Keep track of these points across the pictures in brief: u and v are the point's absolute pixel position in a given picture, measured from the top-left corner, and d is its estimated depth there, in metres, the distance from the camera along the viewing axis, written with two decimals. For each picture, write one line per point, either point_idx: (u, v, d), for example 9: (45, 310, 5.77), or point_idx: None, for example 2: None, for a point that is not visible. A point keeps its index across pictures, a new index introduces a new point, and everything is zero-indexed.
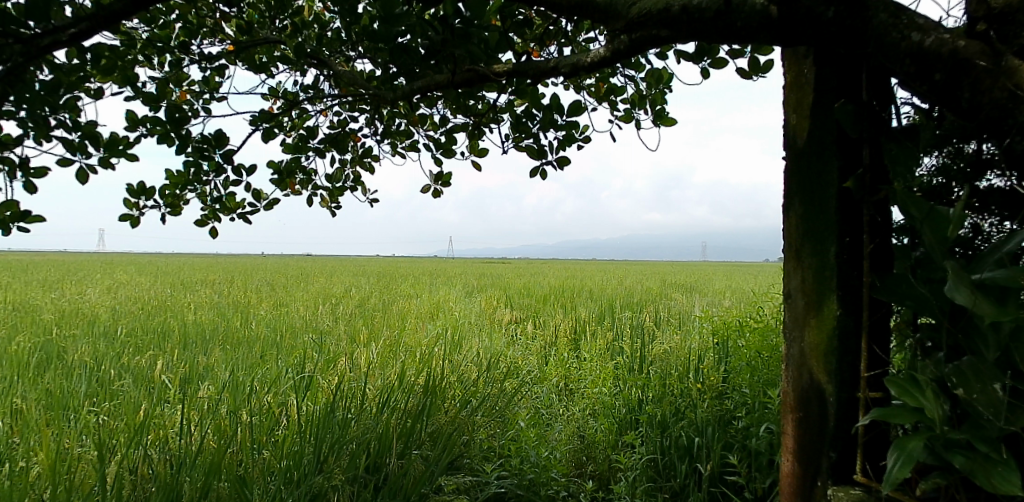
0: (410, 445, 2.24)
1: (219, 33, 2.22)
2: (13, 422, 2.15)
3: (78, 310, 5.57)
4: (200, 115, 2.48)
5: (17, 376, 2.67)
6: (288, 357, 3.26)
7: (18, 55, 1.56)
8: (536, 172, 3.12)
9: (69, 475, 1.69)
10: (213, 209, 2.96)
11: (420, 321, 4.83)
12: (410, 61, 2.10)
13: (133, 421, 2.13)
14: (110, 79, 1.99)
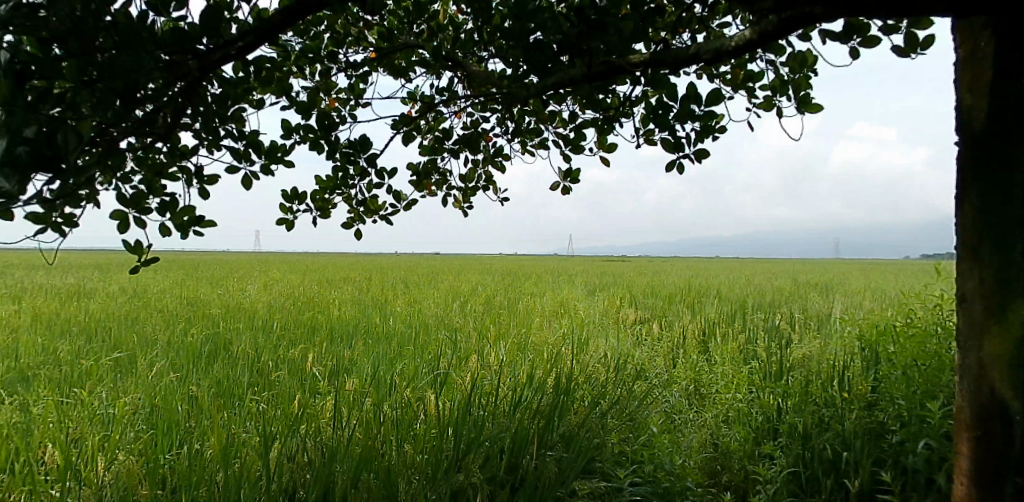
0: (544, 445, 2.23)
1: (362, 41, 2.31)
2: (191, 405, 2.36)
3: (237, 305, 6.10)
4: (346, 121, 2.60)
5: (194, 365, 2.95)
6: (423, 352, 3.38)
7: (195, 71, 1.69)
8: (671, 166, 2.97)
9: (237, 460, 1.82)
10: (358, 211, 3.11)
11: (545, 321, 4.81)
12: (542, 58, 2.08)
13: (289, 411, 2.26)
14: (269, 91, 2.12)
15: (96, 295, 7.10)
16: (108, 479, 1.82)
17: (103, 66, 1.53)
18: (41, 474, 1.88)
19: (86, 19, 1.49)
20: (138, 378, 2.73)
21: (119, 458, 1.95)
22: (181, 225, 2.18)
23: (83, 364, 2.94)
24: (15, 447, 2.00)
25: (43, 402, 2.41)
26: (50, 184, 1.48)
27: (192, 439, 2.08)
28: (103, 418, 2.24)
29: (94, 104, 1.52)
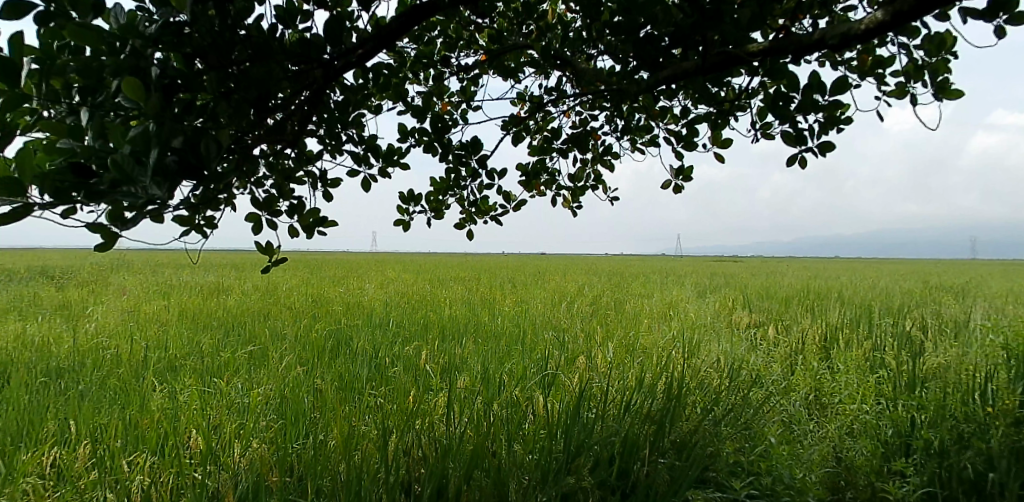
0: (657, 451, 2.19)
1: (473, 44, 2.35)
2: (315, 398, 2.48)
3: (356, 302, 6.38)
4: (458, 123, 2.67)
5: (317, 360, 3.12)
6: (532, 353, 3.39)
7: (319, 79, 1.77)
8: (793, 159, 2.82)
9: (356, 452, 1.89)
10: (469, 212, 3.18)
11: (653, 323, 4.69)
12: (652, 52, 2.09)
13: (403, 407, 2.33)
14: (387, 97, 2.21)
15: (231, 291, 7.66)
16: (242, 465, 1.90)
17: (239, 77, 1.62)
18: (183, 454, 1.97)
19: (223, 32, 1.57)
20: (268, 371, 2.90)
21: (251, 446, 2.03)
22: (308, 226, 2.30)
23: (221, 355, 3.16)
24: (165, 430, 2.13)
25: (188, 389, 2.60)
26: (194, 190, 1.60)
27: (317, 430, 2.18)
28: (239, 406, 2.39)
29: (231, 114, 1.62)
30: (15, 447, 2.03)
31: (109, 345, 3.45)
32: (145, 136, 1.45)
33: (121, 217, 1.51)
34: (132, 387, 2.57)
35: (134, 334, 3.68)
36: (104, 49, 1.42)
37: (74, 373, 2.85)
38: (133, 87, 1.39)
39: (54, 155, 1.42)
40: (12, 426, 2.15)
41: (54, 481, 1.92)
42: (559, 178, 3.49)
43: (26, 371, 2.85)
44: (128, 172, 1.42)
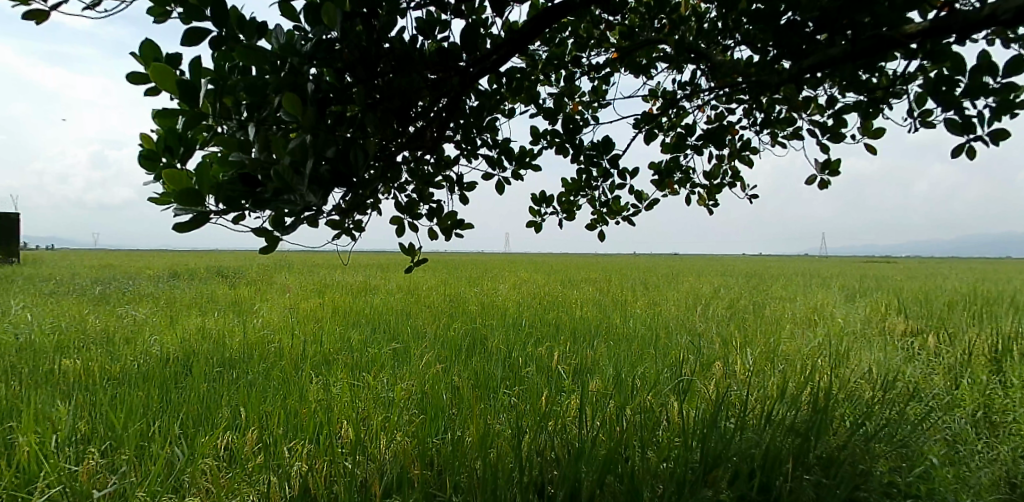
0: (801, 467, 2.09)
1: (604, 43, 2.35)
2: (453, 395, 2.56)
3: (491, 302, 6.52)
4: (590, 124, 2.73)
5: (455, 358, 3.25)
6: (665, 357, 3.32)
7: (456, 85, 1.81)
8: (961, 148, 2.55)
9: (491, 449, 1.94)
10: (601, 212, 3.21)
11: (798, 329, 4.42)
12: (794, 40, 2.02)
13: (537, 408, 2.36)
14: (519, 100, 2.25)
15: (376, 288, 8.13)
16: (387, 456, 1.98)
17: (384, 88, 1.68)
18: (335, 444, 2.09)
19: (370, 46, 1.63)
20: (411, 367, 3.04)
21: (395, 439, 2.12)
22: (446, 229, 2.46)
23: (369, 351, 3.35)
24: (320, 420, 2.28)
25: (340, 382, 2.78)
26: (345, 197, 1.68)
27: (455, 426, 2.25)
28: (384, 400, 2.51)
29: (377, 124, 1.69)
30: (196, 431, 2.22)
31: (273, 339, 3.77)
32: (302, 147, 1.53)
33: (282, 223, 1.60)
34: (293, 378, 2.79)
35: (293, 329, 3.99)
36: (267, 68, 1.51)
37: (245, 363, 3.15)
38: (293, 103, 1.46)
39: (227, 167, 1.51)
40: (194, 411, 2.38)
41: (227, 462, 2.09)
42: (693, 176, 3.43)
43: (206, 360, 3.18)
44: (290, 182, 1.50)
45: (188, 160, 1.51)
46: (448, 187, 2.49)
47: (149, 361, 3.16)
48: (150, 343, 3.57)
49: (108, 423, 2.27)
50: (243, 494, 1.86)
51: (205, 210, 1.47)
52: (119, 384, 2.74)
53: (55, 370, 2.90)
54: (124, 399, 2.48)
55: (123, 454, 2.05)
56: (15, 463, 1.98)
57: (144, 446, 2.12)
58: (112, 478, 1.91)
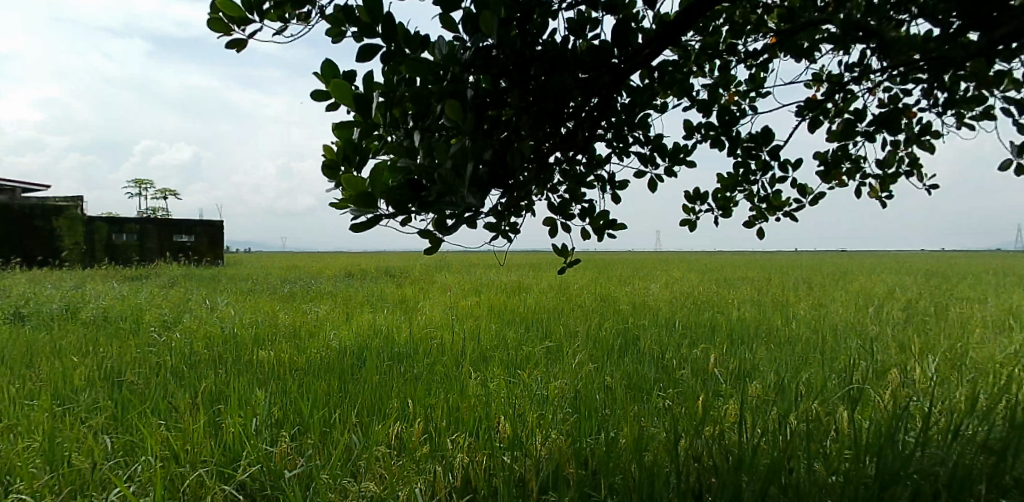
0: (997, 491, 1.89)
1: (762, 28, 2.30)
2: (607, 395, 2.56)
3: (641, 301, 6.40)
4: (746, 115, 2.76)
5: (607, 357, 3.26)
6: (834, 363, 3.12)
7: (607, 83, 1.79)
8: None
9: (647, 451, 1.95)
10: (761, 208, 3.20)
11: (990, 335, 3.93)
12: (984, 8, 1.89)
13: (694, 414, 2.30)
14: (672, 92, 2.23)
15: (528, 288, 8.31)
16: (543, 453, 2.02)
17: (537, 90, 1.70)
18: (494, 438, 2.16)
19: (524, 49, 1.65)
20: (564, 366, 3.07)
21: (550, 436, 2.16)
22: (600, 228, 2.55)
23: (523, 349, 3.44)
24: (479, 414, 2.36)
25: (497, 379, 2.87)
26: (501, 199, 1.71)
27: (610, 428, 2.24)
28: (540, 398, 2.55)
29: (530, 126, 1.71)
30: (370, 420, 2.38)
31: (435, 336, 3.97)
32: (463, 151, 1.58)
33: (443, 225, 1.66)
34: (455, 374, 2.93)
35: (453, 327, 4.18)
36: (432, 78, 1.58)
37: (412, 357, 3.37)
38: (455, 109, 1.51)
39: (396, 172, 1.60)
40: (369, 401, 2.56)
41: (396, 449, 2.21)
42: (864, 166, 3.27)
43: (378, 354, 3.41)
44: (452, 184, 1.55)
45: (363, 168, 1.62)
46: (598, 186, 2.52)
47: (329, 352, 3.44)
48: (330, 336, 3.90)
49: (296, 409, 2.49)
50: (412, 481, 1.96)
51: (377, 213, 1.56)
52: (305, 373, 3.02)
53: (254, 359, 3.25)
54: (309, 388, 2.71)
55: (309, 439, 2.24)
56: (222, 442, 2.22)
57: (326, 432, 2.30)
58: (301, 459, 2.09)
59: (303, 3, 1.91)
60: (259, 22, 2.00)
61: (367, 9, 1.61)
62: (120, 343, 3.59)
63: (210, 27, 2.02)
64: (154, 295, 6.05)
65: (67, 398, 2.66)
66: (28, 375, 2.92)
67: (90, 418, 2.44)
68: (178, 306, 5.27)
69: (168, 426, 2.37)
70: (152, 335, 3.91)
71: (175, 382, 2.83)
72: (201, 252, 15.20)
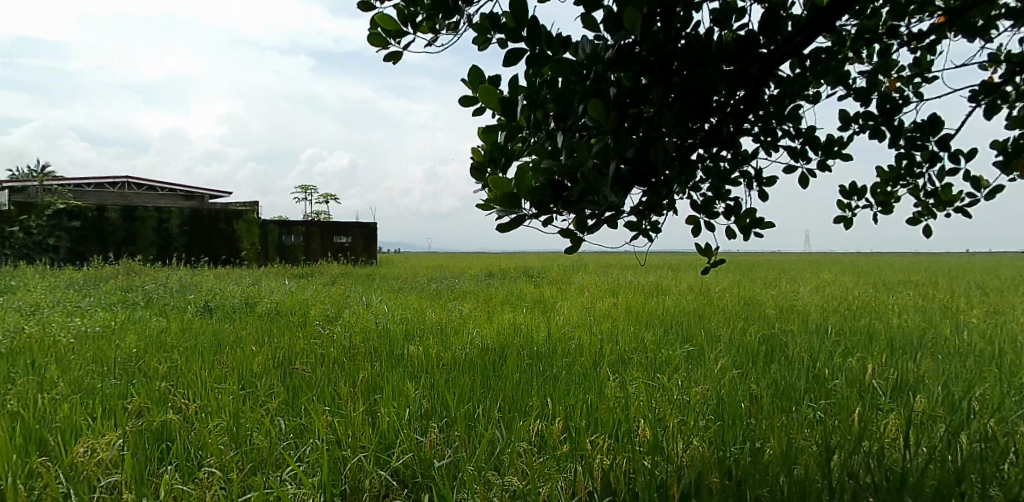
0: None
1: (928, 7, 2.15)
2: (752, 404, 2.46)
3: (788, 306, 6.04)
4: (910, 102, 2.56)
5: (752, 363, 3.14)
6: (1014, 378, 2.80)
7: (755, 74, 1.73)
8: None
9: (796, 465, 1.89)
10: (927, 204, 2.96)
11: None
12: None
13: (850, 429, 2.16)
14: (826, 81, 2.13)
15: (665, 289, 8.10)
16: (684, 460, 1.98)
17: (681, 86, 1.65)
18: (634, 442, 2.13)
19: (667, 44, 1.62)
20: (706, 371, 2.99)
21: (692, 443, 2.10)
22: (746, 227, 2.46)
23: (662, 352, 3.39)
24: (619, 417, 2.35)
25: (637, 381, 2.84)
26: (642, 198, 1.69)
27: (755, 439, 2.15)
28: (682, 403, 2.49)
29: (673, 122, 1.67)
30: (513, 416, 2.43)
31: (573, 336, 4.00)
32: (604, 150, 1.58)
33: (583, 225, 1.66)
34: (593, 375, 2.94)
35: (591, 328, 4.19)
36: (575, 77, 1.59)
37: (550, 357, 3.42)
38: (599, 108, 1.51)
39: (538, 174, 1.61)
40: (511, 398, 2.62)
41: (538, 446, 2.24)
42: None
43: (518, 352, 3.49)
44: (594, 183, 1.54)
45: (507, 169, 1.66)
46: (741, 184, 2.42)
47: (472, 349, 3.57)
48: (474, 333, 4.06)
49: (444, 402, 2.59)
50: (555, 478, 1.96)
51: (521, 213, 1.59)
52: (451, 368, 3.16)
53: (405, 354, 3.45)
54: (455, 383, 2.82)
55: (455, 432, 2.32)
56: (378, 430, 2.34)
57: (472, 425, 2.38)
58: (448, 450, 2.17)
59: (452, 14, 2.03)
60: (413, 34, 2.14)
61: (514, 14, 1.67)
62: (290, 334, 3.96)
63: (371, 41, 2.19)
64: (317, 291, 6.62)
65: (248, 382, 2.96)
66: (215, 361, 3.28)
67: (267, 402, 2.67)
68: (338, 302, 5.73)
69: (332, 413, 2.55)
70: (316, 328, 4.28)
71: (337, 372, 3.07)
72: (357, 253, 15.80)
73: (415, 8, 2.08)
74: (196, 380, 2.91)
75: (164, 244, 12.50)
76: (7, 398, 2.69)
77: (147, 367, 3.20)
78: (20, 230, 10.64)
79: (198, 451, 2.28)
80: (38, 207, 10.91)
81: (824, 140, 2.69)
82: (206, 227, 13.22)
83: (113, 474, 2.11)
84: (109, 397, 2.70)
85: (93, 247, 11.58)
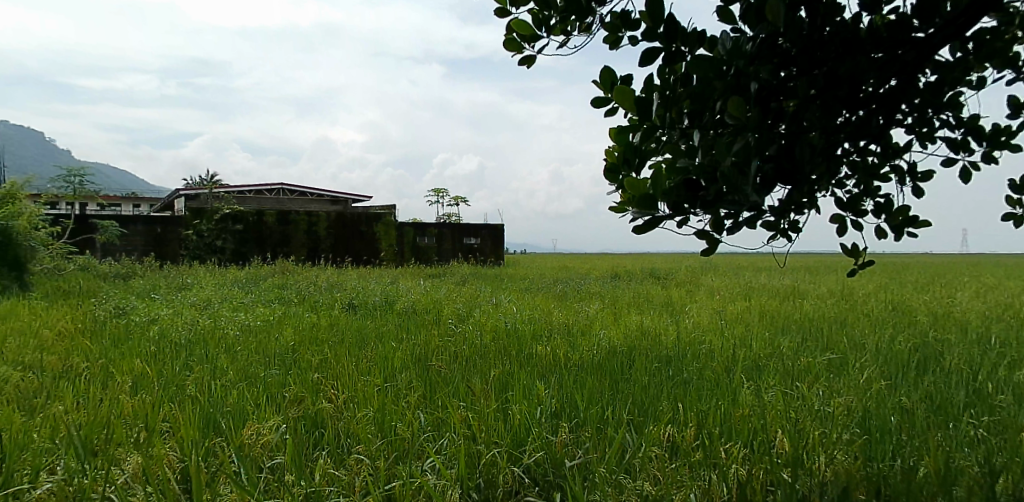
0: None
1: None
2: (904, 419, 2.34)
3: (943, 313, 5.53)
4: None
5: (902, 374, 2.95)
6: None
7: (910, 61, 1.63)
8: None
9: (953, 486, 1.81)
10: None
11: None
12: None
13: (1020, 450, 2.00)
14: (990, 64, 1.96)
15: (802, 293, 7.65)
16: (828, 475, 1.92)
17: (827, 77, 1.62)
18: (772, 453, 2.08)
19: (811, 35, 1.60)
20: (850, 382, 2.85)
21: (836, 457, 2.03)
22: (898, 226, 2.27)
23: (801, 360, 3.26)
24: (755, 425, 2.30)
25: (774, 390, 2.76)
26: (783, 197, 1.69)
27: (907, 456, 2.06)
28: (823, 416, 2.40)
29: (819, 116, 1.64)
30: (644, 420, 2.41)
31: (704, 340, 3.92)
32: (745, 148, 1.59)
33: (719, 225, 1.70)
34: (728, 381, 2.88)
35: (723, 332, 4.08)
36: (715, 74, 1.62)
37: (680, 361, 3.36)
38: (739, 105, 1.53)
39: (674, 174, 1.69)
40: (641, 402, 2.61)
41: (670, 452, 2.21)
42: None
43: (647, 354, 3.47)
44: (735, 183, 1.57)
45: (641, 169, 1.76)
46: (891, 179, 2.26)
47: (600, 351, 3.57)
48: (601, 335, 4.07)
49: (574, 403, 2.63)
50: (688, 485, 1.92)
51: (655, 213, 1.69)
52: (580, 368, 3.20)
53: (534, 354, 3.52)
54: (583, 384, 2.86)
55: (585, 432, 2.32)
56: (510, 428, 2.38)
57: (602, 428, 2.37)
58: (580, 451, 2.17)
59: (585, 16, 2.10)
60: (547, 38, 2.23)
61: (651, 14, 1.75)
62: (427, 332, 4.17)
63: (505, 48, 2.30)
64: (451, 291, 6.92)
65: (389, 375, 3.15)
66: (361, 354, 3.53)
67: (407, 395, 2.81)
68: (470, 302, 5.94)
69: (466, 408, 2.64)
70: (449, 326, 4.47)
71: (471, 369, 3.20)
72: (486, 254, 16.00)
73: (549, 13, 2.17)
74: (344, 372, 3.13)
75: (314, 246, 13.70)
76: (188, 383, 3.02)
77: (301, 358, 3.49)
78: (193, 233, 12.29)
79: (347, 438, 2.42)
80: (207, 212, 12.46)
81: (988, 131, 2.45)
82: (350, 230, 14.14)
83: (275, 455, 2.27)
84: (270, 385, 2.96)
85: (253, 249, 13.06)
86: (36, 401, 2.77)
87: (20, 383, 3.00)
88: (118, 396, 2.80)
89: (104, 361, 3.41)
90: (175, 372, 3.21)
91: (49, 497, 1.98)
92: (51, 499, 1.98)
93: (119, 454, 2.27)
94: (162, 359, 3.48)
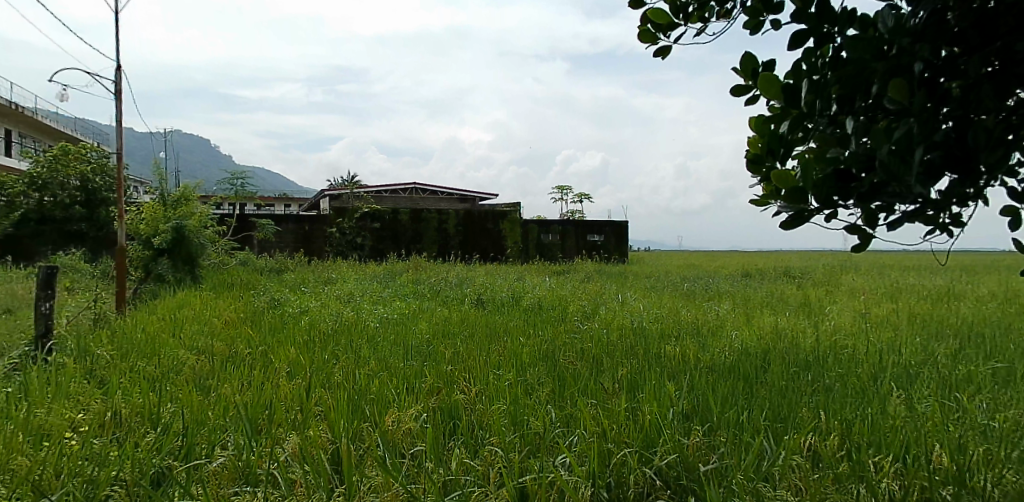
0: None
1: None
2: None
3: None
4: None
5: None
6: None
7: None
8: None
9: None
10: None
11: None
12: None
13: None
14: None
15: (960, 295, 6.95)
16: (996, 496, 1.81)
17: (1004, 53, 1.56)
18: (928, 468, 1.96)
19: (981, 11, 1.57)
20: (1020, 395, 2.61)
21: (1005, 476, 1.90)
22: None
23: (963, 368, 3.01)
24: (907, 438, 2.17)
25: (929, 400, 2.58)
26: (950, 187, 1.63)
27: None
28: (988, 432, 2.23)
29: (992, 96, 1.56)
30: (782, 428, 2.31)
31: (849, 344, 3.70)
32: (909, 135, 1.56)
33: (872, 219, 1.73)
34: (876, 390, 2.71)
35: (870, 336, 3.81)
36: (874, 54, 1.64)
37: (822, 364, 3.19)
38: (900, 87, 1.54)
39: (824, 164, 1.74)
40: (777, 405, 2.51)
41: (812, 461, 2.12)
42: None
43: (783, 358, 3.31)
44: (896, 173, 1.57)
45: (786, 159, 1.84)
46: None
47: (734, 353, 3.45)
48: (734, 335, 3.94)
49: (708, 404, 2.57)
50: (836, 498, 1.83)
51: (805, 206, 1.76)
52: (712, 369, 3.11)
53: (663, 353, 3.47)
54: (717, 385, 2.80)
55: (721, 436, 2.25)
56: (639, 427, 2.35)
57: (738, 434, 2.29)
58: (714, 456, 2.11)
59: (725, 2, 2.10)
60: (684, 26, 2.24)
61: None
62: (553, 328, 4.21)
63: (642, 39, 2.34)
64: (575, 288, 6.93)
65: (521, 368, 3.23)
66: (491, 347, 3.64)
67: (538, 390, 2.86)
68: (594, 299, 5.91)
69: (596, 406, 2.65)
70: (576, 323, 4.48)
71: (599, 367, 3.20)
72: (609, 250, 15.54)
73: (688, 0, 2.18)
74: (476, 365, 3.23)
75: (444, 243, 14.22)
76: (335, 370, 3.22)
77: (436, 350, 3.64)
78: (337, 231, 13.25)
79: (481, 430, 2.49)
80: (349, 211, 13.38)
81: None
82: (478, 227, 14.54)
83: (415, 443, 2.37)
84: (410, 375, 3.11)
85: (389, 247, 13.84)
86: (209, 382, 3.09)
87: (195, 365, 3.35)
88: (276, 380, 3.06)
89: (262, 347, 3.73)
90: (323, 360, 3.45)
91: (223, 470, 2.20)
92: (224, 472, 2.19)
93: (279, 434, 2.47)
94: (312, 347, 3.75)
